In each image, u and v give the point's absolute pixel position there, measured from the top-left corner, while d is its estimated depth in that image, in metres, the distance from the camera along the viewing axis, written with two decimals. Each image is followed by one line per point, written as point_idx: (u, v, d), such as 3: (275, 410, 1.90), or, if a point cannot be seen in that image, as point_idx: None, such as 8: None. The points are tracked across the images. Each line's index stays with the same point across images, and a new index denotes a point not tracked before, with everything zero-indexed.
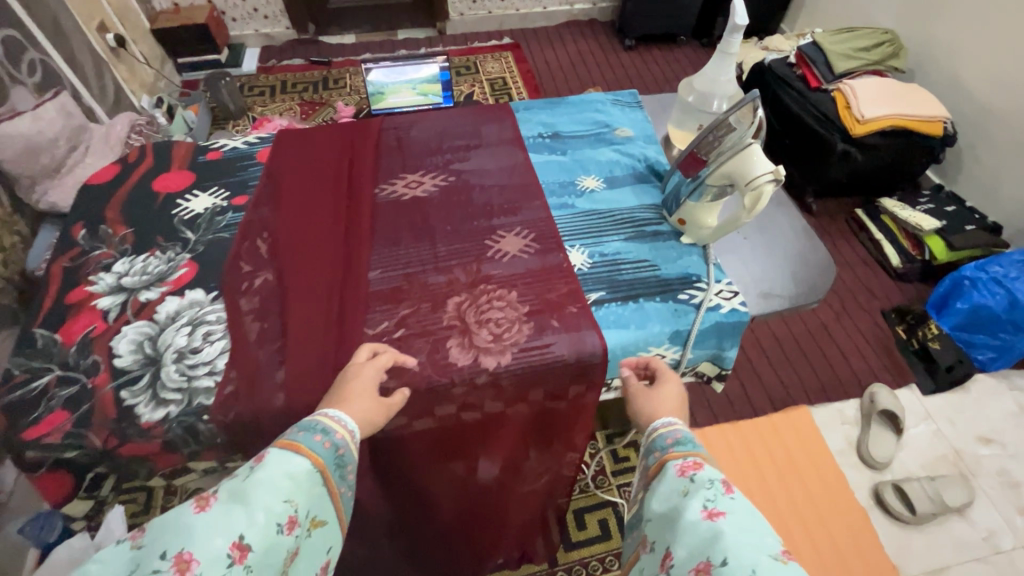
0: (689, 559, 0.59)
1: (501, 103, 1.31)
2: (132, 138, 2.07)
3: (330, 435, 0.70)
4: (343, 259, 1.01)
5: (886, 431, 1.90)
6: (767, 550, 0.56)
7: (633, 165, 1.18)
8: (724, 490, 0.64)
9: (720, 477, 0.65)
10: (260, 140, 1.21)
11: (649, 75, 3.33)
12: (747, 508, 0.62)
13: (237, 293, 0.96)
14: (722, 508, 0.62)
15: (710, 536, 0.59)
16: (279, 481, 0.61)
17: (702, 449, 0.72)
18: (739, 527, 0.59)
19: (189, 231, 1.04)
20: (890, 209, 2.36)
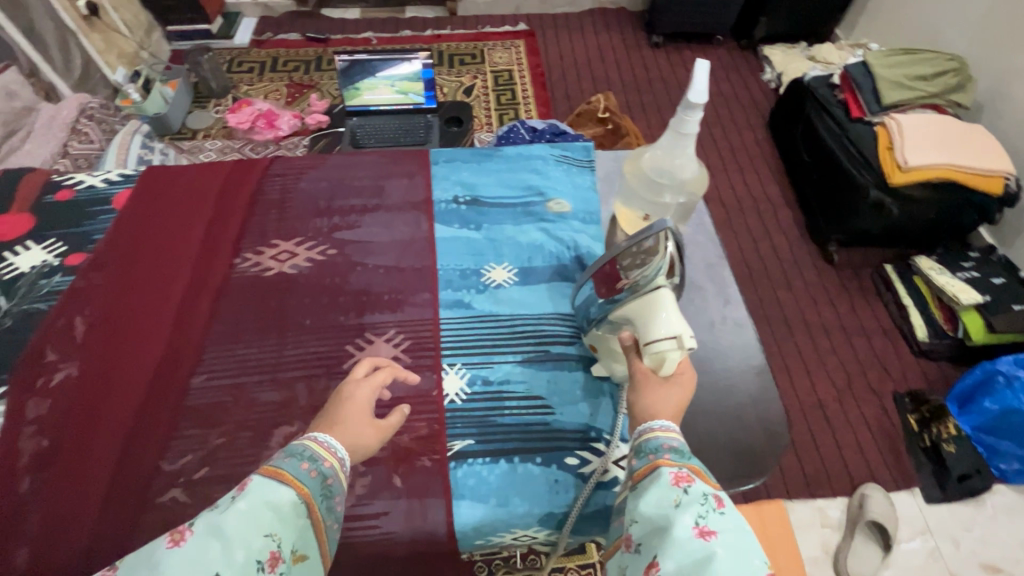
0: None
1: (420, 149, 1.07)
2: (79, 124, 1.96)
3: (317, 464, 0.60)
4: (166, 356, 0.82)
5: (872, 546, 1.59)
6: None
7: (558, 254, 0.94)
8: (716, 504, 0.54)
9: (710, 488, 0.55)
10: (122, 179, 1.02)
11: (675, 79, 2.96)
12: (737, 527, 0.52)
13: (25, 392, 0.79)
14: (715, 529, 0.52)
15: (701, 559, 0.49)
16: (261, 512, 0.53)
17: (696, 460, 0.60)
18: (732, 553, 0.50)
19: (3, 297, 0.88)
20: (924, 271, 2.00)
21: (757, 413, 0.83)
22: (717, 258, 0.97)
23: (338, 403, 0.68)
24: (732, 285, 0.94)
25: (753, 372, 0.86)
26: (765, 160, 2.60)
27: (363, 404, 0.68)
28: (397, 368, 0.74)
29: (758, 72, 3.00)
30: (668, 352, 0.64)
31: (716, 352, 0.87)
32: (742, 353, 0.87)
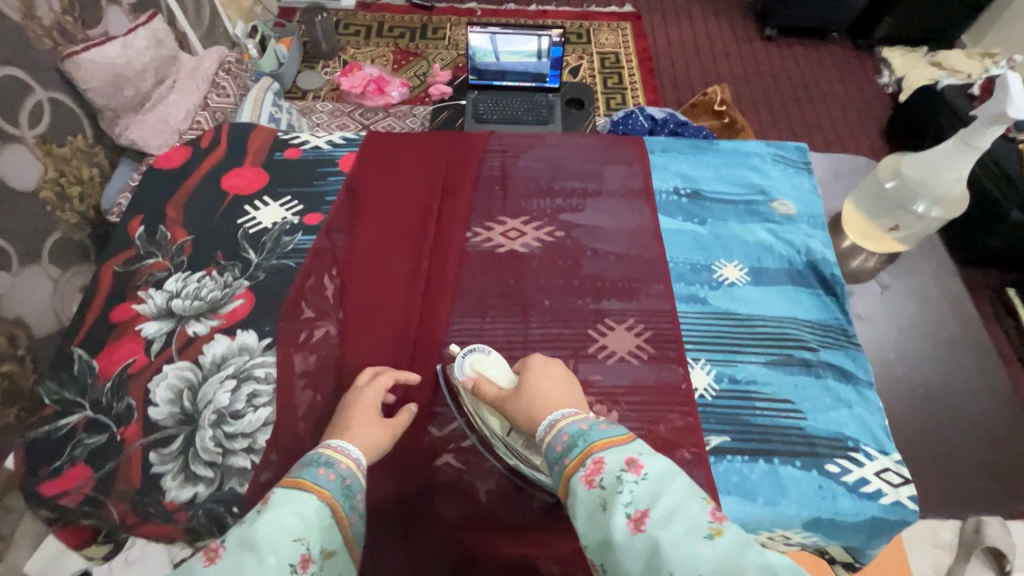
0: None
1: (634, 137, 1.07)
2: (218, 79, 1.64)
3: (333, 467, 0.59)
4: (417, 324, 0.85)
5: None
6: (700, 528, 0.48)
7: (789, 257, 0.93)
8: (635, 476, 0.52)
9: (621, 462, 0.53)
10: (346, 143, 1.04)
11: (788, 74, 2.84)
12: (662, 482, 0.52)
13: (292, 346, 0.82)
14: (646, 507, 0.50)
15: (648, 551, 0.47)
16: (284, 517, 0.51)
17: (601, 429, 0.58)
18: (671, 524, 0.48)
19: (252, 250, 0.90)
20: None
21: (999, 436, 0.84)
22: (951, 276, 0.95)
23: (343, 414, 0.71)
24: (968, 306, 0.92)
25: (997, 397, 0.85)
26: None
27: (370, 406, 0.72)
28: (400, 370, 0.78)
29: (874, 74, 2.85)
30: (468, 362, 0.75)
31: (959, 374, 0.86)
32: (984, 377, 0.86)
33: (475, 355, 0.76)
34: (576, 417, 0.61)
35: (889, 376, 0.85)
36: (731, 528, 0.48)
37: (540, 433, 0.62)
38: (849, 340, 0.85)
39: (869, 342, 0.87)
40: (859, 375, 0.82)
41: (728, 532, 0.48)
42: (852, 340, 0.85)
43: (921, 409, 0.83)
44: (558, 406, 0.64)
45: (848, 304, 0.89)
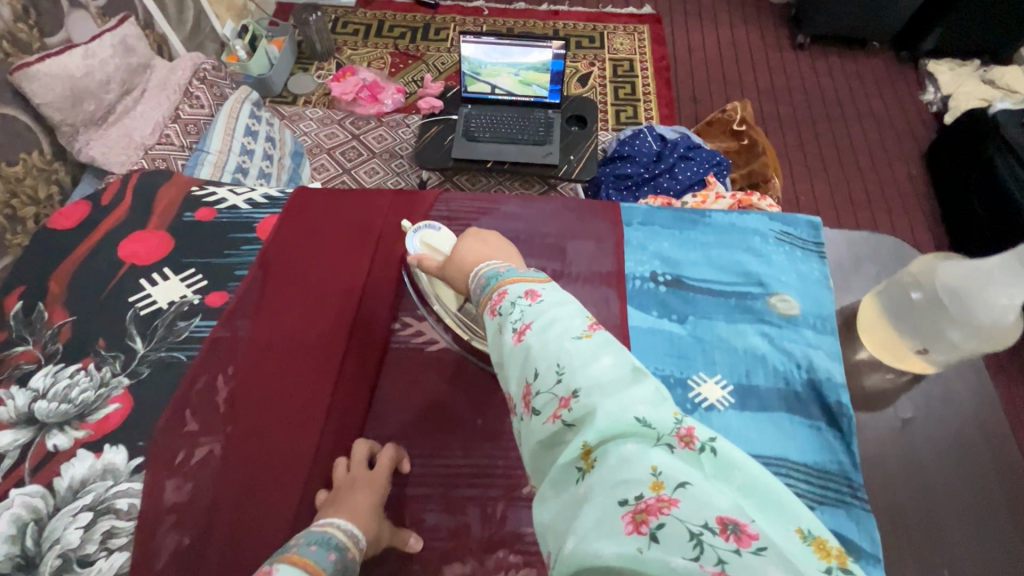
0: (517, 390, 0.46)
1: (611, 204, 0.90)
2: (194, 87, 1.47)
3: (341, 552, 0.56)
4: (321, 441, 0.71)
5: None
6: (571, 332, 0.46)
7: (785, 372, 0.75)
8: (529, 301, 0.50)
9: (518, 291, 0.51)
10: (268, 202, 0.89)
11: (820, 88, 2.57)
12: (555, 304, 0.49)
13: (164, 470, 0.68)
14: (529, 322, 0.48)
15: (523, 359, 0.46)
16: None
17: (517, 271, 0.55)
18: (548, 332, 0.46)
19: (139, 339, 0.77)
20: None
21: None
22: (993, 406, 0.76)
23: (342, 497, 0.63)
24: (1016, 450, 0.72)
25: None
26: (918, 199, 2.25)
27: (375, 485, 0.64)
28: (402, 449, 0.70)
29: (917, 90, 2.57)
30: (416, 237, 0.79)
31: (1004, 548, 0.66)
32: None
33: (425, 231, 0.80)
34: (499, 263, 0.59)
35: (906, 548, 0.66)
36: (604, 332, 0.46)
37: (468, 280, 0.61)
38: (854, 495, 0.67)
39: (882, 497, 0.69)
40: (863, 546, 0.65)
41: (598, 334, 0.46)
42: (858, 493, 0.68)
43: None
44: (485, 260, 0.60)
45: (856, 443, 0.71)
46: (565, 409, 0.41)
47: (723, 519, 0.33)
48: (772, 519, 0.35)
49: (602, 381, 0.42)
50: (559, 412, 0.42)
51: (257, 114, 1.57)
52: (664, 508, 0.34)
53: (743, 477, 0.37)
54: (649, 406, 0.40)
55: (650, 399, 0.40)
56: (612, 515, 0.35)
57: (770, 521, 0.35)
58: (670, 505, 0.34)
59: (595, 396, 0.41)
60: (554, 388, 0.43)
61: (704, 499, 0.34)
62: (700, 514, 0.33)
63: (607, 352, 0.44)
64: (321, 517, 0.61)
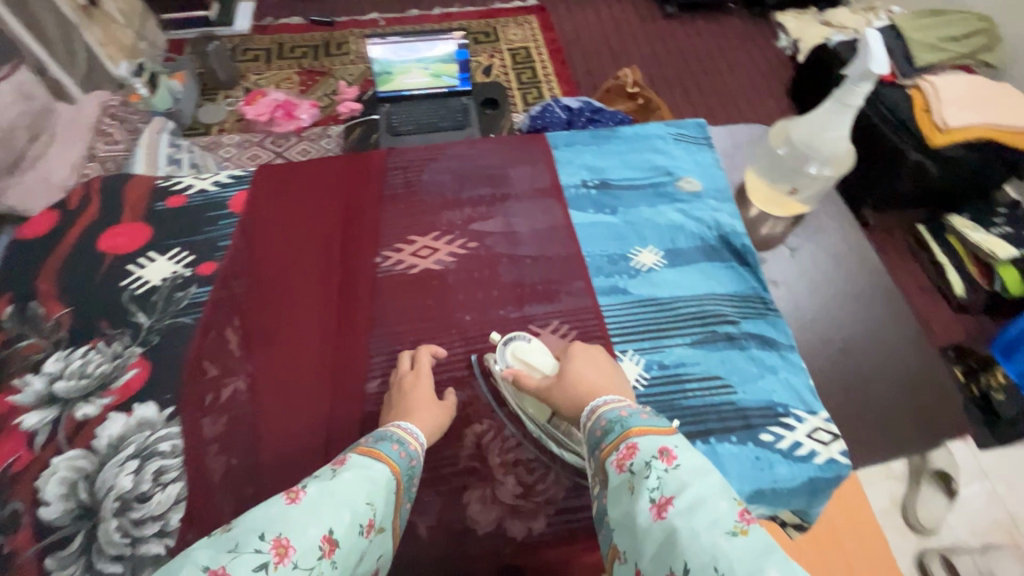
0: (655, 574, 0.46)
1: (538, 135, 1.06)
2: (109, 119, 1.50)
3: (403, 447, 0.63)
4: (336, 363, 0.80)
5: (936, 491, 1.36)
6: (722, 525, 0.45)
7: (701, 234, 0.94)
8: (665, 465, 0.51)
9: (653, 451, 0.52)
10: (235, 181, 0.97)
11: (694, 49, 2.92)
12: (695, 478, 0.49)
13: (197, 411, 0.75)
14: (671, 494, 0.48)
15: (665, 540, 0.46)
16: (359, 479, 0.54)
17: (646, 420, 0.57)
18: (696, 518, 0.46)
19: (141, 313, 0.83)
20: (958, 229, 1.75)
21: (924, 375, 0.85)
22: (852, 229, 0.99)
23: (403, 393, 0.74)
24: (873, 256, 0.96)
25: (912, 339, 0.88)
26: None
27: (422, 383, 0.75)
28: (434, 345, 0.81)
29: (772, 39, 2.97)
30: (508, 352, 0.77)
31: (871, 322, 0.89)
32: (898, 320, 0.89)
33: (517, 344, 0.77)
34: (623, 404, 0.61)
35: (809, 336, 0.87)
36: (759, 532, 0.45)
37: (584, 418, 0.63)
38: (767, 307, 0.87)
39: (787, 307, 0.89)
40: (780, 340, 0.84)
41: (753, 534, 0.44)
42: (770, 305, 0.87)
43: (842, 361, 0.85)
44: (603, 395, 0.64)
45: (761, 272, 0.91)
46: None
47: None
48: None
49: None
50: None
51: (176, 144, 1.52)
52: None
53: None
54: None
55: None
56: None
57: None
58: None
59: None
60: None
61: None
62: None
63: (763, 553, 0.43)
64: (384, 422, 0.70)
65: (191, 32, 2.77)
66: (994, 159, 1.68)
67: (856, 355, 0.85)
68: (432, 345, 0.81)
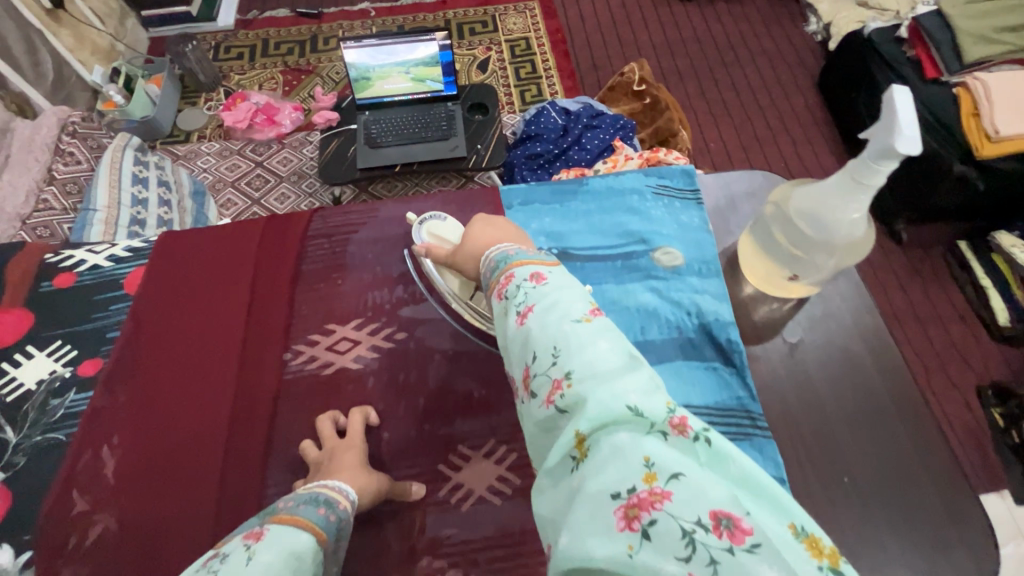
0: (517, 373, 0.48)
1: (491, 189, 0.90)
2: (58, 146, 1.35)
3: (331, 508, 0.55)
4: (222, 495, 0.67)
5: None
6: (570, 316, 0.47)
7: (677, 322, 0.77)
8: (534, 284, 0.51)
9: (523, 274, 0.53)
10: (133, 254, 0.84)
11: (711, 35, 2.64)
12: (557, 287, 0.50)
13: (55, 560, 0.64)
14: (532, 305, 0.50)
15: (522, 342, 0.48)
16: (282, 559, 0.44)
17: (525, 253, 0.57)
18: (550, 321, 0.47)
19: (10, 427, 0.71)
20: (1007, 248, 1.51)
21: (954, 517, 0.67)
22: (869, 313, 0.80)
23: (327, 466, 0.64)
24: (894, 350, 0.77)
25: (939, 466, 0.70)
26: (818, 125, 2.35)
27: (355, 449, 0.66)
28: (367, 406, 0.72)
29: (801, 23, 2.67)
30: (420, 236, 0.80)
31: (886, 442, 0.71)
32: (919, 441, 0.71)
33: (431, 222, 0.81)
34: (506, 246, 0.60)
35: (805, 463, 0.70)
36: (603, 321, 0.47)
37: (480, 264, 0.61)
38: (755, 425, 0.70)
39: (781, 424, 0.72)
40: (769, 471, 0.67)
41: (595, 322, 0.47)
42: (758, 422, 0.70)
43: (845, 501, 0.68)
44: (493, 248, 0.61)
45: (750, 375, 0.74)
46: (562, 395, 0.43)
47: (717, 515, 0.33)
48: (768, 518, 0.35)
49: (598, 369, 0.43)
50: (555, 395, 0.43)
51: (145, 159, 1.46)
52: (657, 503, 0.34)
53: (738, 470, 0.37)
54: (642, 394, 0.41)
55: (642, 388, 0.41)
56: (605, 510, 0.35)
57: (765, 519, 0.35)
58: (662, 499, 0.34)
59: (589, 381, 0.42)
60: (550, 371, 0.45)
61: (696, 488, 0.35)
62: (691, 510, 0.33)
63: (601, 338, 0.45)
64: (305, 486, 0.60)
65: (173, 30, 2.62)
66: None
67: (864, 494, 0.68)
68: (366, 405, 0.72)
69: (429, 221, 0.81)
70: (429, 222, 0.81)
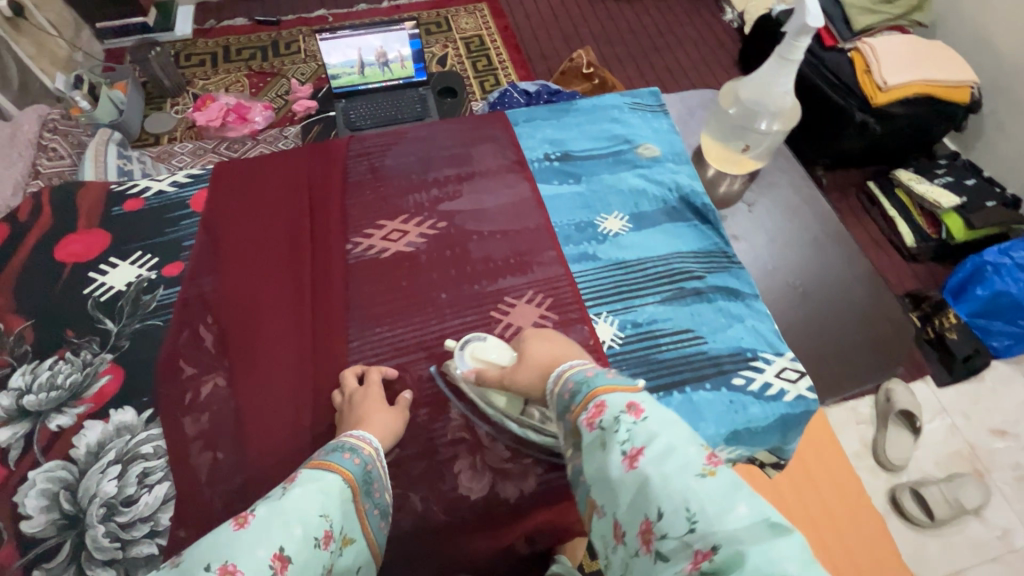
0: (631, 525, 0.45)
1: (498, 113, 1.07)
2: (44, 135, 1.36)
3: (357, 452, 0.61)
4: (314, 351, 0.80)
5: (905, 434, 1.39)
6: (693, 467, 0.44)
7: (662, 197, 0.97)
8: (635, 418, 0.49)
9: (621, 407, 0.50)
10: (193, 180, 0.95)
11: (643, 27, 2.96)
12: (665, 424, 0.48)
13: (178, 411, 0.74)
14: (642, 445, 0.47)
15: (634, 487, 0.45)
16: (311, 493, 0.53)
17: (611, 378, 0.55)
18: (668, 467, 0.44)
19: (109, 319, 0.81)
20: (904, 182, 1.80)
21: (877, 312, 0.91)
22: (803, 181, 1.03)
23: (354, 407, 0.71)
24: (824, 205, 1.01)
25: (865, 279, 0.93)
26: None
27: (373, 396, 0.72)
28: (428, 287, 0.86)
29: (718, 14, 3.04)
30: (462, 360, 0.74)
31: (827, 268, 0.94)
32: (850, 265, 0.94)
33: (473, 345, 0.75)
34: (581, 367, 0.59)
35: (771, 287, 0.91)
36: (727, 471, 0.44)
37: (551, 382, 0.61)
38: (731, 260, 0.90)
39: (749, 259, 0.94)
40: (745, 290, 0.88)
41: (723, 474, 0.44)
42: (733, 259, 0.91)
43: (801, 308, 0.90)
44: (565, 362, 0.62)
45: (722, 229, 0.94)
46: (705, 562, 0.40)
47: None
48: None
49: (739, 531, 0.40)
50: (695, 564, 0.40)
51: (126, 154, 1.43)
52: None
53: None
54: (802, 568, 0.38)
55: (797, 558, 0.38)
56: None
57: None
58: None
59: (736, 548, 0.39)
60: (685, 535, 0.41)
61: None
62: None
63: (733, 493, 0.42)
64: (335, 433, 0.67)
65: (133, 40, 2.53)
66: (928, 112, 1.73)
67: (815, 301, 0.90)
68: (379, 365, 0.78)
69: (468, 342, 0.76)
70: (469, 344, 0.76)
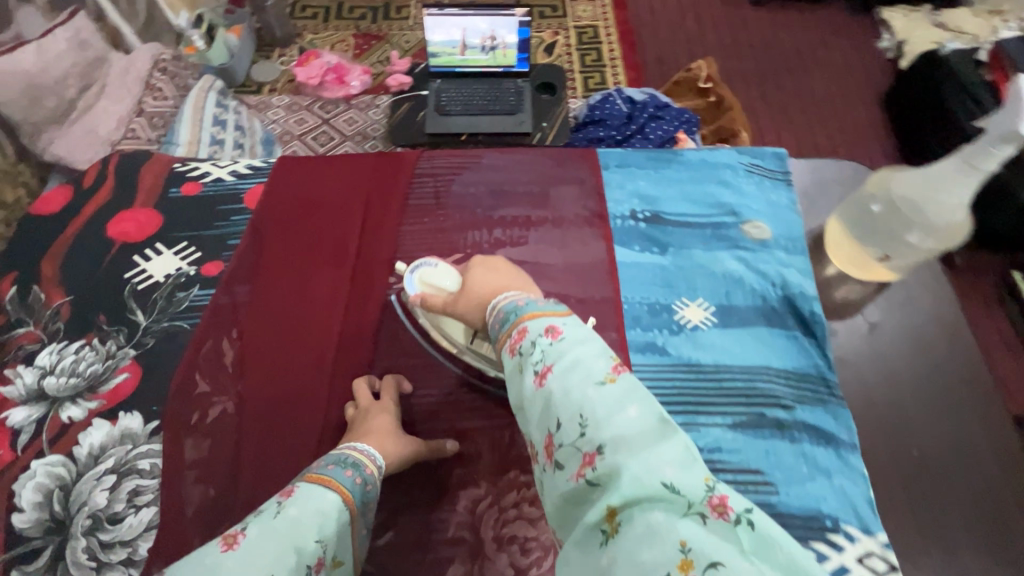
0: (540, 440, 0.49)
1: (587, 150, 0.94)
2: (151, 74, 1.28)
3: (359, 470, 0.57)
4: (331, 391, 0.73)
5: None
6: (594, 376, 0.49)
7: (762, 291, 0.80)
8: (550, 339, 0.52)
9: (538, 329, 0.53)
10: (253, 172, 0.90)
11: (779, 42, 2.62)
12: (576, 343, 0.51)
13: (182, 430, 0.70)
14: (551, 364, 0.50)
15: (542, 404, 0.49)
16: (308, 518, 0.49)
17: (535, 303, 0.57)
18: (571, 383, 0.48)
19: (140, 312, 0.78)
20: None
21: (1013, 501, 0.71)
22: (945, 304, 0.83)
23: (356, 426, 0.67)
24: (967, 340, 0.80)
25: (1004, 454, 0.73)
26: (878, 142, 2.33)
27: (389, 410, 0.69)
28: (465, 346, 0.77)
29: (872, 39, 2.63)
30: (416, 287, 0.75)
31: (955, 427, 0.74)
32: (988, 428, 0.74)
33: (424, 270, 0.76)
34: (512, 293, 0.61)
35: (876, 437, 0.73)
36: (625, 380, 0.49)
37: (486, 313, 0.63)
38: (831, 392, 0.74)
39: (853, 392, 0.76)
40: (841, 435, 0.71)
41: (619, 382, 0.48)
42: (834, 391, 0.74)
43: (911, 473, 0.71)
44: (500, 292, 0.62)
45: (828, 348, 0.77)
46: (589, 468, 0.44)
47: None
48: None
49: (628, 440, 0.44)
50: (584, 467, 0.44)
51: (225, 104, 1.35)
52: None
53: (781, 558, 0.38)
54: (676, 469, 0.42)
55: (676, 463, 0.42)
56: None
57: None
58: None
59: (620, 457, 0.43)
60: (578, 442, 0.45)
61: None
62: None
63: (626, 401, 0.47)
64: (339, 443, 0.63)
65: None
66: None
67: (932, 467, 0.71)
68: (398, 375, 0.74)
69: (421, 266, 0.77)
70: (422, 268, 0.77)
